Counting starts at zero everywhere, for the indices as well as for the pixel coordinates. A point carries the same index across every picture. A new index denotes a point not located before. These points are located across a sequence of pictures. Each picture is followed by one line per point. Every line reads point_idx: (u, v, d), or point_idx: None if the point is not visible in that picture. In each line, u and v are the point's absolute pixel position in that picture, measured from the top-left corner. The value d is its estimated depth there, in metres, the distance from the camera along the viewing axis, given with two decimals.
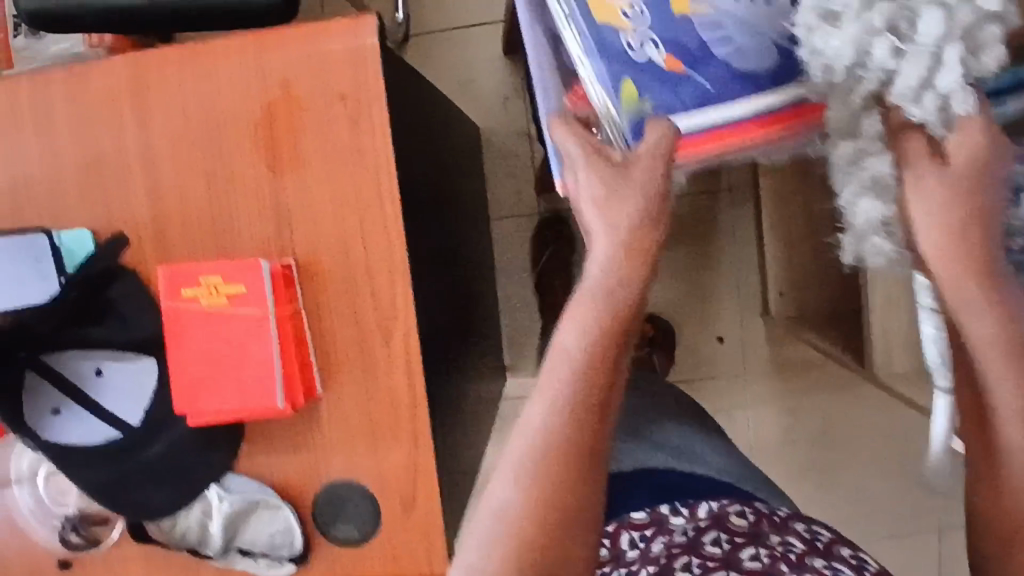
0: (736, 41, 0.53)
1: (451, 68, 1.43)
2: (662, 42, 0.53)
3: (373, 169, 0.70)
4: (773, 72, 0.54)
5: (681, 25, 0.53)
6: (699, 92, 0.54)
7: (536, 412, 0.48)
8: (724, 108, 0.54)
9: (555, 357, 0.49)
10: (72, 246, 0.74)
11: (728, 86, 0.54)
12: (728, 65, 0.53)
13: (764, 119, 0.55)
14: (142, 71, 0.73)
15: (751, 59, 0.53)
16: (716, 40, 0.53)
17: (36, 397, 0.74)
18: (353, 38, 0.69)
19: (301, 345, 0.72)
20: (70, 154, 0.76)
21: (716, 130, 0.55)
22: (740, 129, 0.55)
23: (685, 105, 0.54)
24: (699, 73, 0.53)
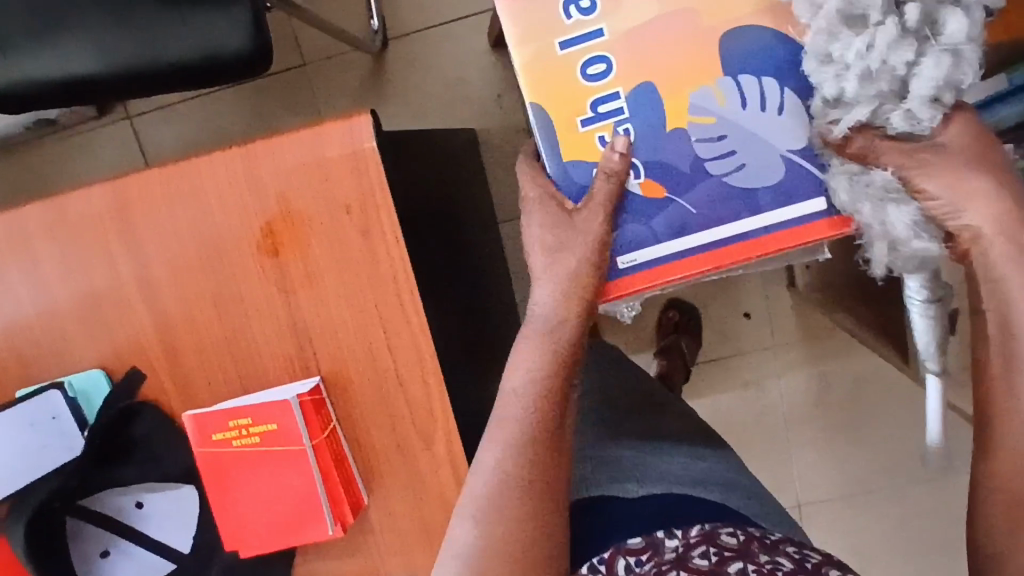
0: (738, 158, 0.50)
1: (436, 71, 1.31)
2: (642, 172, 0.50)
3: (392, 277, 0.66)
4: (777, 190, 0.50)
5: (671, 149, 0.50)
6: (679, 218, 0.50)
7: (492, 451, 0.51)
8: (679, 243, 0.51)
9: (505, 401, 0.52)
10: (86, 389, 0.71)
11: (721, 205, 0.50)
12: (726, 183, 0.50)
13: (717, 254, 0.51)
14: (122, 195, 0.67)
15: (751, 178, 0.50)
16: (713, 159, 0.50)
17: (82, 541, 0.72)
18: (349, 139, 0.63)
19: (341, 462, 0.68)
20: (57, 291, 0.69)
21: (661, 268, 0.51)
22: (689, 265, 0.51)
23: (654, 239, 0.51)
24: (684, 198, 0.50)
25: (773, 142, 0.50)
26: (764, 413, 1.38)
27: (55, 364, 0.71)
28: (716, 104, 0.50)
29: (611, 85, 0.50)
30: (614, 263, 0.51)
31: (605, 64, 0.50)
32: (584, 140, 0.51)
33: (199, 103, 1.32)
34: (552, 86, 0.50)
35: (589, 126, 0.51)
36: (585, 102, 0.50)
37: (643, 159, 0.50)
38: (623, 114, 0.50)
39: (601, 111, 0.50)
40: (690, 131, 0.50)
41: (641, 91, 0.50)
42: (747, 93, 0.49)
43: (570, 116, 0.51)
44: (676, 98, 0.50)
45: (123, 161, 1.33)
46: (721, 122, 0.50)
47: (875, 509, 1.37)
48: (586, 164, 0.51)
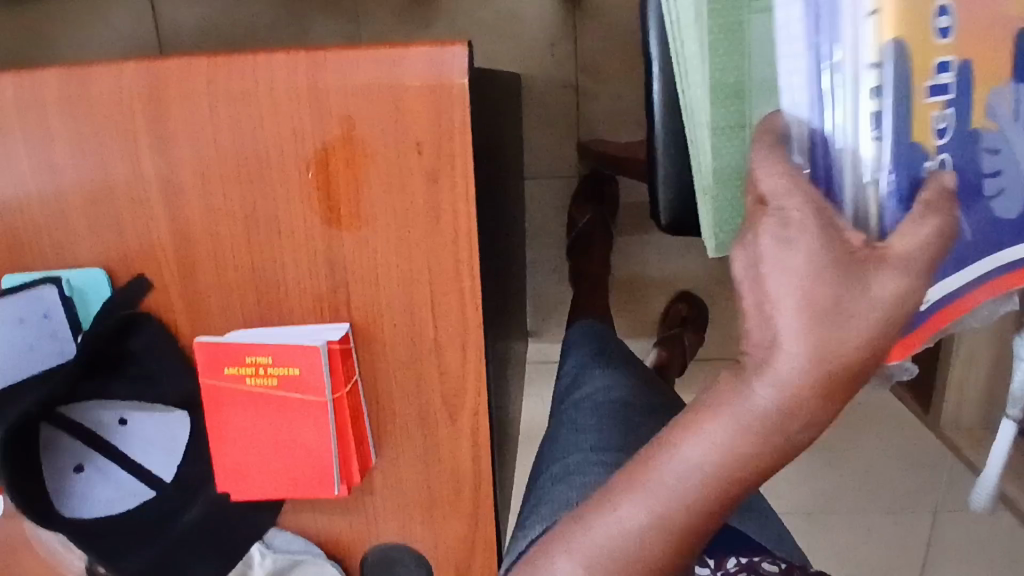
0: (1001, 180, 0.40)
1: (491, 2, 1.20)
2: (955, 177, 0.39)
3: (453, 232, 0.59)
4: (1018, 225, 0.40)
5: (966, 153, 0.39)
6: (960, 248, 0.39)
7: (632, 512, 0.39)
8: (956, 277, 0.39)
9: (676, 468, 0.38)
10: (85, 290, 0.64)
11: (990, 237, 0.40)
12: (993, 210, 0.40)
13: (970, 296, 0.40)
14: (159, 81, 0.58)
15: (1012, 207, 0.40)
16: (989, 175, 0.40)
17: (53, 455, 0.64)
18: (435, 69, 0.56)
19: (358, 420, 0.62)
20: (68, 175, 0.61)
21: (935, 315, 0.39)
22: (945, 316, 0.40)
23: (938, 268, 0.39)
24: (967, 220, 0.39)
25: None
26: None
27: (50, 254, 0.63)
28: (1000, 108, 0.40)
29: (950, 48, 0.38)
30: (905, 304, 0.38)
31: (949, 20, 0.37)
32: (923, 115, 0.38)
33: None
34: (916, 30, 0.36)
35: (931, 98, 0.38)
36: (932, 65, 0.37)
37: (956, 158, 0.39)
38: (949, 92, 0.38)
39: (937, 82, 0.38)
40: (982, 136, 0.39)
41: (966, 68, 0.38)
42: (1021, 103, 0.40)
43: (921, 79, 0.37)
44: (984, 85, 0.39)
45: (136, 35, 1.21)
46: (999, 133, 0.40)
47: (831, 525, 1.39)
48: (925, 150, 0.38)
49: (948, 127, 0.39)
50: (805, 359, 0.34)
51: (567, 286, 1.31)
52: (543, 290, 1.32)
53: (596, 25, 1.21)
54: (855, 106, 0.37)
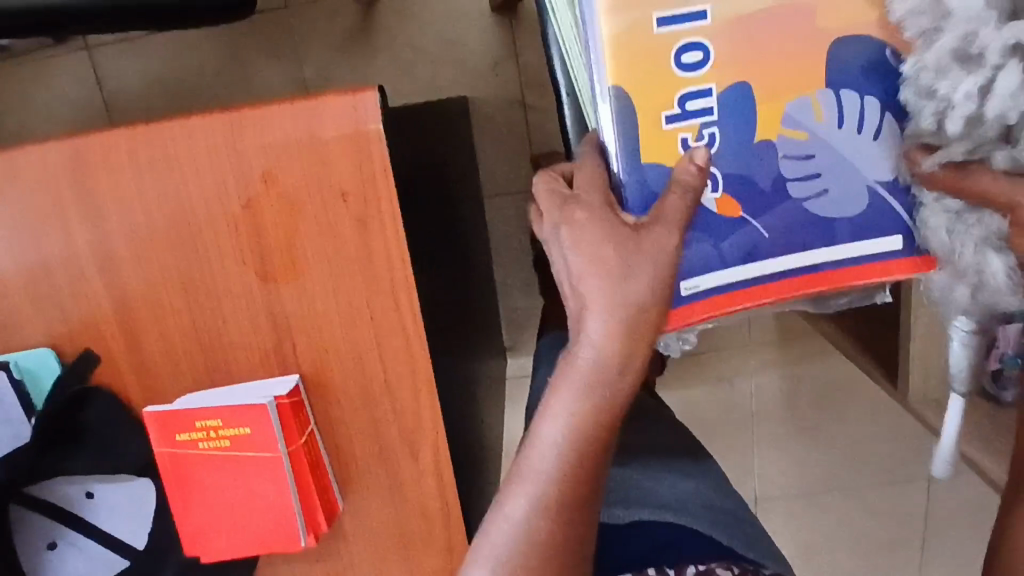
0: (822, 182, 0.44)
1: (429, 29, 1.21)
2: (719, 185, 0.44)
3: (388, 276, 0.60)
4: (857, 224, 0.45)
5: (760, 163, 0.44)
6: (751, 242, 0.44)
7: (521, 501, 0.47)
8: (752, 268, 0.45)
9: (540, 446, 0.47)
10: (35, 372, 0.64)
11: (796, 233, 0.44)
12: (805, 209, 0.44)
13: (787, 284, 0.45)
14: (81, 158, 0.58)
15: (832, 208, 0.45)
16: (797, 178, 0.44)
17: (28, 531, 0.66)
18: (351, 117, 0.56)
19: (317, 470, 0.63)
20: (3, 259, 0.61)
21: (733, 294, 0.45)
22: (752, 295, 0.45)
23: (721, 261, 0.44)
24: (760, 220, 0.44)
25: (862, 169, 0.44)
26: (732, 410, 1.35)
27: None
28: (811, 118, 0.43)
29: (707, 78, 0.42)
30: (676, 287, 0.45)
31: (702, 53, 0.41)
32: (666, 139, 0.43)
33: (168, 44, 1.20)
34: (640, 72, 0.41)
35: (674, 124, 0.43)
36: (672, 96, 0.42)
37: (723, 170, 0.44)
38: (712, 115, 0.43)
39: (688, 109, 0.43)
40: (778, 145, 0.43)
41: (734, 91, 0.42)
42: (843, 110, 0.43)
43: (654, 109, 0.42)
44: (772, 103, 0.43)
45: (81, 100, 1.21)
46: (813, 140, 0.44)
47: (826, 505, 1.40)
48: (666, 168, 0.44)
49: (717, 144, 0.43)
50: (606, 312, 0.43)
51: (538, 299, 1.32)
52: (515, 305, 1.32)
53: (535, 40, 1.22)
54: (606, 133, 0.44)
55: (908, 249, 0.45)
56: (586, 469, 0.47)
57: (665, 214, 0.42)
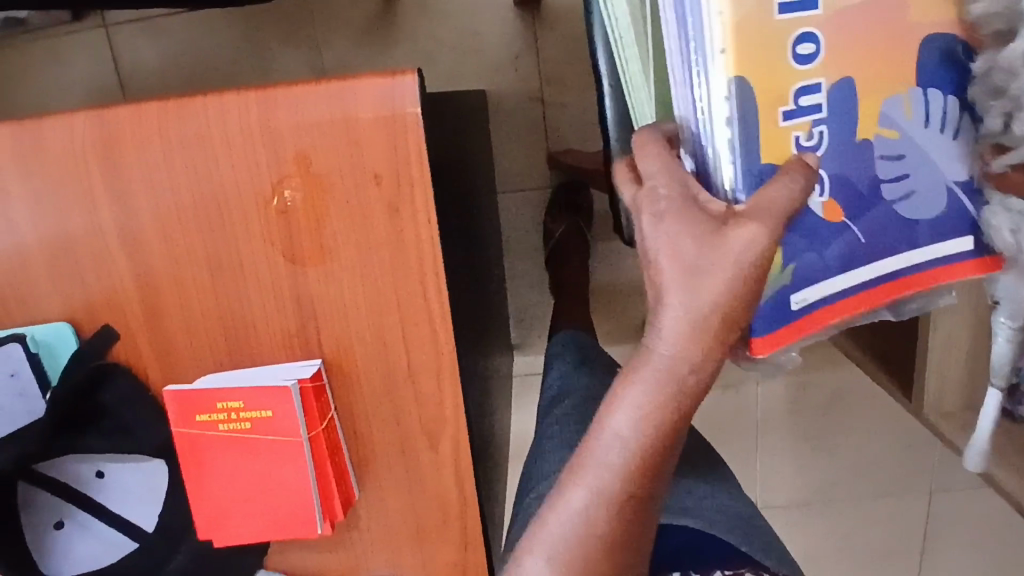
0: (909, 183, 0.44)
1: (452, 21, 1.20)
2: (826, 189, 0.43)
3: (418, 262, 0.59)
4: (936, 225, 0.45)
5: (855, 163, 0.43)
6: (849, 248, 0.44)
7: (579, 501, 0.41)
8: (849, 276, 0.44)
9: (605, 440, 0.41)
10: (53, 347, 0.63)
11: (887, 237, 0.44)
12: (894, 212, 0.44)
13: (874, 293, 0.45)
14: (110, 130, 0.57)
15: (917, 208, 0.44)
16: (890, 181, 0.44)
17: (35, 510, 0.65)
18: (388, 101, 0.55)
19: (337, 456, 0.62)
20: (25, 230, 0.60)
21: (833, 308, 0.44)
22: (851, 304, 0.45)
23: (824, 270, 0.43)
24: (858, 224, 0.44)
25: (942, 169, 0.44)
26: (738, 416, 1.35)
27: (16, 312, 0.63)
28: (901, 117, 0.43)
29: (817, 71, 0.40)
30: (788, 301, 0.43)
31: (814, 45, 0.39)
32: (778, 136, 0.41)
33: (187, 23, 1.19)
34: (756, 65, 0.39)
35: (790, 121, 0.41)
36: (789, 90, 0.40)
37: (826, 172, 0.42)
38: (821, 111, 0.41)
39: (802, 104, 0.40)
40: (874, 144, 0.43)
41: (841, 86, 0.41)
42: (930, 110, 0.43)
43: (771, 106, 0.40)
44: (871, 98, 0.42)
45: (96, 77, 1.20)
46: (903, 140, 0.43)
47: (827, 515, 1.39)
48: (777, 166, 0.41)
49: (824, 142, 0.42)
50: (683, 300, 0.39)
51: (548, 298, 1.31)
52: (524, 302, 1.32)
53: (558, 37, 1.21)
54: (717, 130, 0.40)
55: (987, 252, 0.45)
56: (651, 472, 0.41)
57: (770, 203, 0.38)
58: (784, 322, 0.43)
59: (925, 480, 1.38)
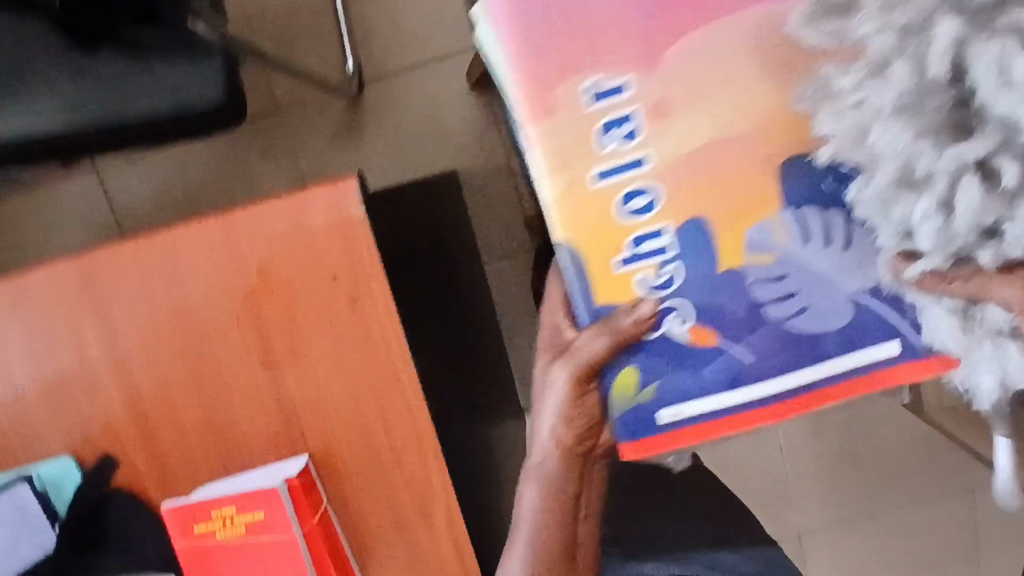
0: (800, 301, 0.43)
1: (414, 113, 1.28)
2: (689, 316, 0.43)
3: (384, 348, 0.62)
4: (842, 337, 0.43)
5: (727, 292, 0.43)
6: (732, 369, 0.43)
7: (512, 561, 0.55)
8: (736, 394, 0.43)
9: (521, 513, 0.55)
10: (58, 480, 0.66)
11: (781, 353, 0.43)
12: (788, 330, 0.43)
13: (783, 403, 0.43)
14: (89, 271, 0.62)
15: (812, 322, 0.43)
16: (775, 301, 0.43)
17: None
18: (335, 205, 0.60)
19: (335, 548, 0.63)
20: (22, 376, 0.64)
21: (722, 420, 0.43)
22: (751, 417, 0.43)
23: (700, 390, 0.43)
24: (739, 346, 0.43)
25: (837, 283, 0.43)
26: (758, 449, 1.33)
27: (20, 454, 0.66)
28: (773, 240, 0.42)
29: (656, 219, 0.42)
30: (654, 416, 0.43)
31: (646, 199, 0.42)
32: (620, 282, 0.43)
33: (171, 156, 1.28)
34: (589, 224, 0.43)
35: (628, 266, 0.43)
36: (622, 241, 0.43)
37: (692, 301, 0.43)
38: (668, 252, 0.43)
39: (642, 249, 0.43)
40: (747, 271, 0.43)
41: (687, 226, 0.42)
42: (807, 226, 0.42)
43: (603, 257, 0.43)
44: (727, 230, 0.42)
45: (93, 220, 1.28)
46: (784, 261, 0.43)
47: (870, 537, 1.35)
48: (618, 307, 0.44)
49: (679, 278, 0.43)
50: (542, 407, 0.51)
51: None
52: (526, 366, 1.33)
53: None
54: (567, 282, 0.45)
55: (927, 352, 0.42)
56: (558, 537, 0.54)
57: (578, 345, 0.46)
58: (655, 432, 0.44)
59: (961, 483, 1.34)
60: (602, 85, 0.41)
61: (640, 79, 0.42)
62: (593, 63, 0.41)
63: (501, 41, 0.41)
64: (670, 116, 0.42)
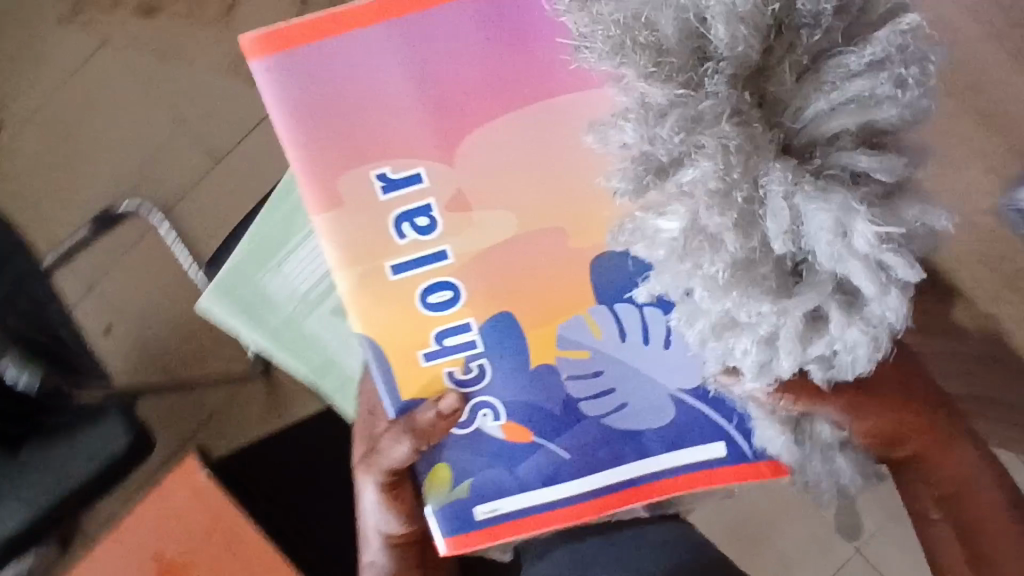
0: (619, 398, 0.56)
1: None
2: (501, 414, 0.57)
3: None
4: (660, 435, 0.56)
5: (541, 393, 0.56)
6: (551, 465, 0.56)
7: None
8: (552, 492, 0.56)
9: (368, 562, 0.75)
10: None
11: (594, 452, 0.56)
12: (604, 425, 0.56)
13: (604, 499, 0.56)
14: None
15: (632, 421, 0.56)
16: (588, 401, 0.56)
17: None
18: None
19: None
20: None
21: (532, 516, 0.56)
22: (562, 515, 0.56)
23: (517, 484, 0.56)
24: (557, 442, 0.56)
25: (665, 382, 0.56)
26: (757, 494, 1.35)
27: None
28: (591, 338, 0.55)
29: (459, 314, 0.55)
30: (472, 511, 0.56)
31: (449, 292, 0.54)
32: (430, 373, 0.56)
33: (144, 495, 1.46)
34: (385, 316, 0.54)
35: (433, 358, 0.56)
36: (429, 334, 0.55)
37: (502, 402, 0.56)
38: (474, 347, 0.55)
39: (448, 343, 0.55)
40: (561, 366, 0.56)
41: (485, 325, 0.55)
42: (626, 330, 0.55)
43: (412, 349, 0.55)
44: (541, 332, 0.55)
45: None
46: (595, 358, 0.56)
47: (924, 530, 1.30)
48: (422, 402, 0.57)
49: (484, 373, 0.56)
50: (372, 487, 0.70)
51: None
52: None
53: None
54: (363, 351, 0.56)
55: (756, 462, 0.56)
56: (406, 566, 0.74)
57: (391, 445, 0.63)
58: (470, 527, 0.56)
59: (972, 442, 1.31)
60: (392, 173, 0.52)
61: (433, 169, 0.52)
62: (377, 154, 0.52)
63: (276, 116, 0.50)
64: (472, 217, 0.53)
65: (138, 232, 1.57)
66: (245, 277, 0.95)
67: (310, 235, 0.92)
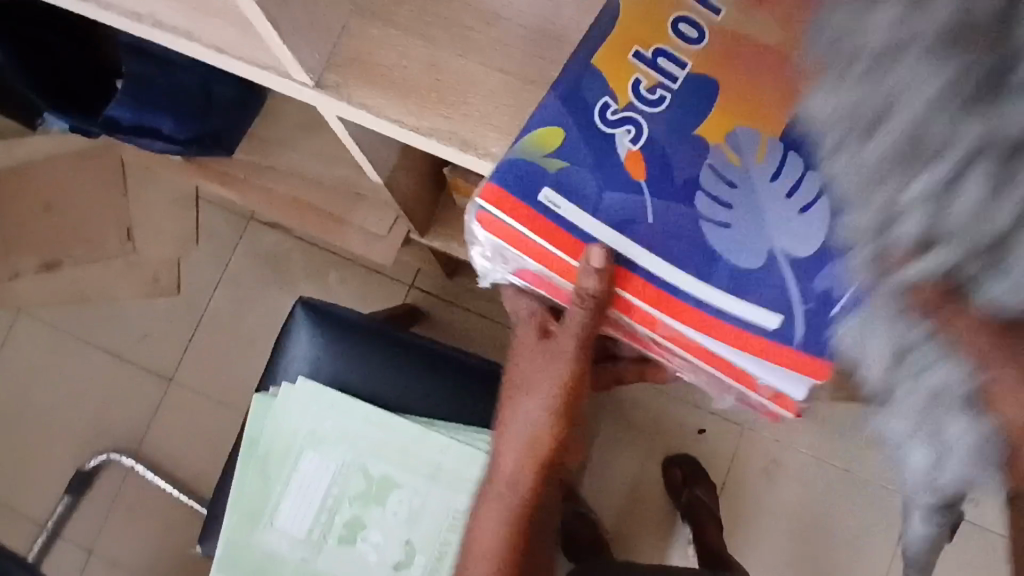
0: (735, 210, 0.51)
1: None
2: (638, 142, 0.52)
3: None
4: (734, 271, 0.51)
5: (682, 163, 0.51)
6: (632, 215, 0.51)
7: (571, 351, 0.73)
8: (607, 232, 0.51)
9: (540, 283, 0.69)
10: None
11: (667, 240, 0.51)
12: (705, 220, 0.51)
13: (637, 274, 0.52)
14: None
15: (728, 240, 0.51)
16: (715, 204, 0.51)
17: None
18: None
19: None
20: None
21: (558, 230, 0.52)
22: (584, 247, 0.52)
23: (590, 201, 0.51)
24: (654, 203, 0.51)
25: (779, 230, 0.51)
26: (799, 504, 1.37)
27: None
28: (753, 146, 0.52)
29: (686, 54, 0.53)
30: (541, 188, 0.52)
31: (696, 32, 0.53)
32: (625, 67, 0.53)
33: None
34: (635, 2, 0.54)
35: (638, 63, 0.53)
36: (652, 44, 0.53)
37: (652, 130, 0.52)
38: (673, 80, 0.52)
39: (658, 62, 0.53)
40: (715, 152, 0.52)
41: (695, 79, 0.52)
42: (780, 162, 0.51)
43: (628, 42, 0.53)
44: (720, 123, 0.52)
45: None
46: (744, 166, 0.52)
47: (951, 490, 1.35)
48: (606, 78, 0.53)
49: (664, 105, 0.52)
50: None
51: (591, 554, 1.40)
52: None
53: None
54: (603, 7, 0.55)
55: (808, 356, 0.51)
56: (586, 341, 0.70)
57: None
58: (523, 200, 0.52)
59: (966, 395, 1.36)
60: None
61: None
62: None
63: None
64: None
65: (117, 479, 1.52)
66: (246, 549, 0.92)
67: (293, 481, 0.92)
